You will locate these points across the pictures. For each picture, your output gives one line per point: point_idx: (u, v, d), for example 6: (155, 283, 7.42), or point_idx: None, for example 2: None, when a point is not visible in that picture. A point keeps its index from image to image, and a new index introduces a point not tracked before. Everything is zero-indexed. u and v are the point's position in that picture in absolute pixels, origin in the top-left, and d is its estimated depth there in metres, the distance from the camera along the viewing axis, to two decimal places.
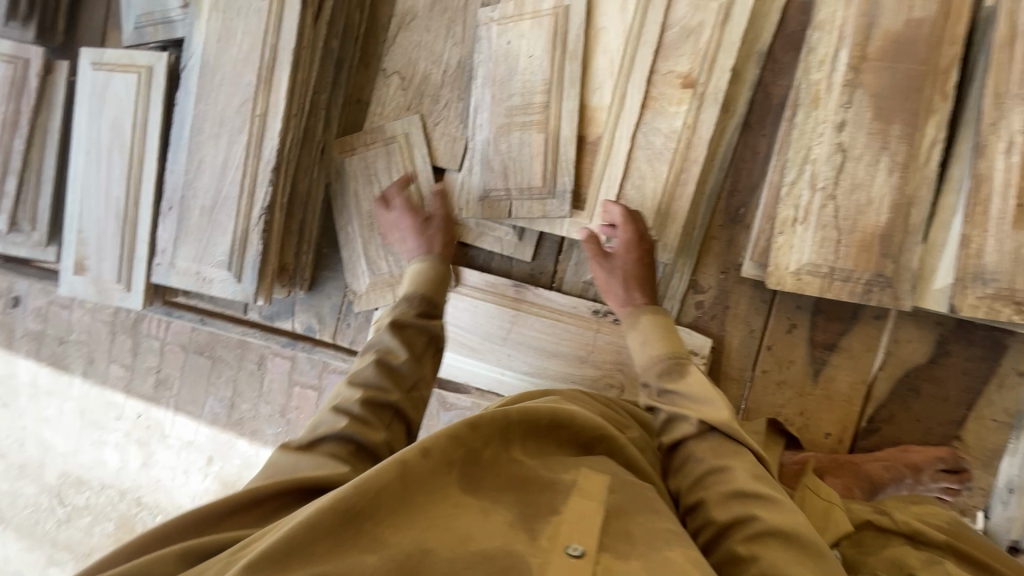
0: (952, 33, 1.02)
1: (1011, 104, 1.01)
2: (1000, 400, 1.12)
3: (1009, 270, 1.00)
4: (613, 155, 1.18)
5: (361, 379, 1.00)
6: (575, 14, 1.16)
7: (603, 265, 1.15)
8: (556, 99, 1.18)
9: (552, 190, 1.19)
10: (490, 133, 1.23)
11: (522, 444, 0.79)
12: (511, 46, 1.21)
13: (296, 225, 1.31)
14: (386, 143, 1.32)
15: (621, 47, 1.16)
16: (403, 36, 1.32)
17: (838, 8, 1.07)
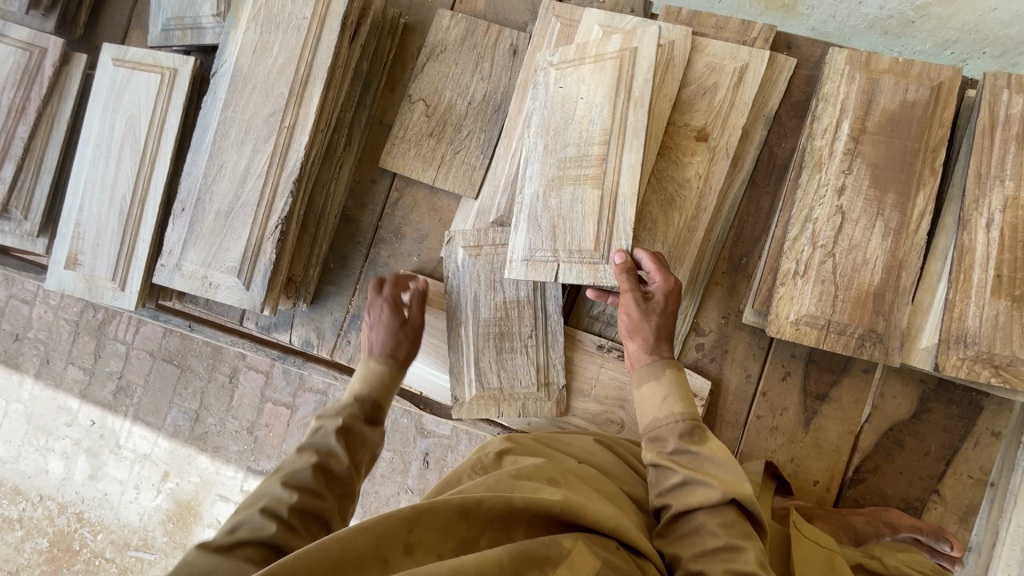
0: (940, 117, 1.13)
1: (990, 184, 1.11)
2: (976, 457, 1.19)
3: (989, 335, 1.08)
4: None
5: (294, 479, 0.90)
6: (643, 57, 1.09)
7: (634, 310, 1.05)
8: (615, 153, 1.09)
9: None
10: (540, 185, 1.15)
11: (526, 528, 0.80)
12: (566, 91, 1.15)
13: (309, 238, 1.31)
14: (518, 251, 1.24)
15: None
16: (430, 65, 1.36)
17: (842, 84, 1.17)
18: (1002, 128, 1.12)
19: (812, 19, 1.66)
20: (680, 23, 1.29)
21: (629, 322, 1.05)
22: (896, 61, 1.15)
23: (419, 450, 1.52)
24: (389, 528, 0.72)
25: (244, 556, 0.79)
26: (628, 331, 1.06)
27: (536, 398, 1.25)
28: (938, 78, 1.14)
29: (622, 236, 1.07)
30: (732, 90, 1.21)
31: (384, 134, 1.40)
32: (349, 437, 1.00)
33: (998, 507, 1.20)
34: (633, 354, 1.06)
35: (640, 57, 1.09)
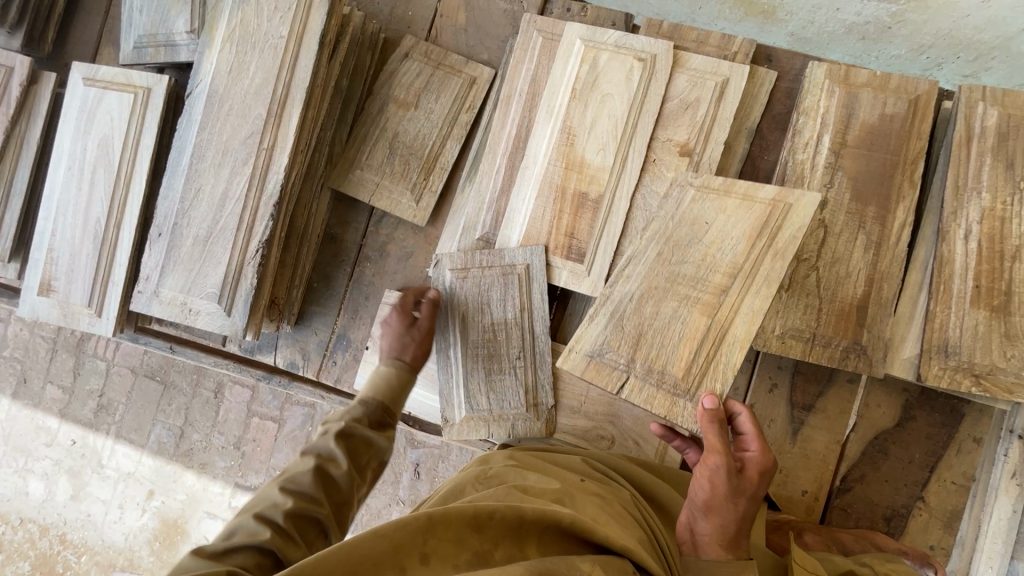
0: (918, 130, 1.15)
1: (968, 196, 1.13)
2: (960, 463, 1.21)
3: (969, 345, 1.10)
4: (613, 214, 1.22)
5: (292, 485, 0.87)
6: (795, 216, 1.04)
7: (722, 479, 0.87)
8: (738, 297, 1.05)
9: (546, 251, 1.23)
10: (639, 289, 1.11)
11: (538, 545, 0.80)
12: (701, 215, 1.10)
13: (291, 259, 1.30)
14: (502, 272, 1.24)
15: (625, 112, 1.22)
16: (416, 63, 1.33)
17: (822, 98, 1.18)
18: (978, 140, 1.14)
19: (789, 26, 1.66)
20: (661, 36, 1.29)
21: (713, 492, 0.87)
22: (874, 75, 1.17)
23: (410, 461, 1.48)
24: (408, 534, 0.73)
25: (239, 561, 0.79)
26: (706, 503, 0.88)
27: (525, 417, 1.25)
28: (916, 92, 1.15)
29: (717, 379, 1.04)
30: (713, 104, 1.21)
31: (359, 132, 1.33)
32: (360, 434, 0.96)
33: (981, 500, 1.20)
34: (704, 535, 0.88)
35: (793, 214, 1.04)
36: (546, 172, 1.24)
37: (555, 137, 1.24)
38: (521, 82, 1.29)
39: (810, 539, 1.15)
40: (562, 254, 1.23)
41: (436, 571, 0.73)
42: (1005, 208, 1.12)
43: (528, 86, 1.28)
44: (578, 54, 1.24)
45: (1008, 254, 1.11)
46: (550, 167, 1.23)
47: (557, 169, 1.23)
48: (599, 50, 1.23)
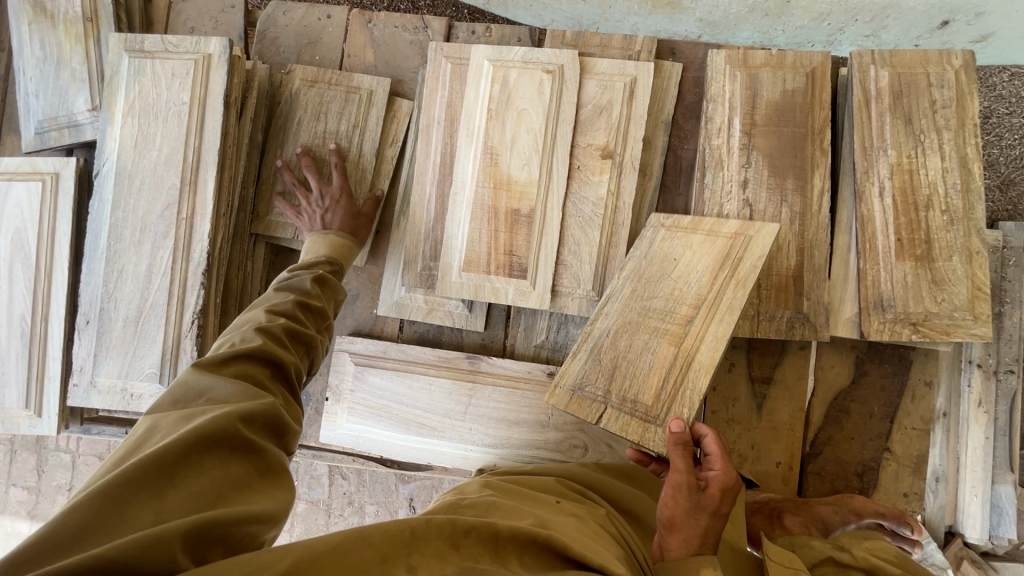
0: (820, 100, 1.20)
1: (876, 155, 1.18)
2: (916, 409, 1.25)
3: (902, 297, 1.15)
4: (547, 227, 1.23)
5: (278, 310, 0.98)
6: (757, 245, 1.06)
7: (679, 495, 0.88)
8: (702, 323, 1.05)
9: (488, 272, 1.23)
10: (614, 324, 1.12)
11: (518, 562, 0.76)
12: (671, 250, 1.13)
13: (233, 322, 1.27)
14: (348, 90, 1.32)
15: (543, 125, 1.24)
16: (326, 97, 1.30)
17: (726, 83, 1.22)
18: (876, 101, 1.19)
19: (696, 12, 1.64)
20: (566, 45, 1.32)
21: (673, 508, 0.88)
22: (770, 55, 1.22)
23: (403, 497, 1.43)
24: (393, 545, 0.69)
25: (240, 370, 0.84)
26: (668, 521, 0.88)
27: (499, 437, 1.26)
28: (811, 64, 1.21)
29: (684, 406, 1.02)
30: (626, 105, 1.23)
31: (266, 186, 1.30)
32: (315, 287, 1.07)
33: (955, 435, 1.50)
34: (672, 550, 0.86)
35: (755, 243, 1.07)
36: (476, 196, 1.24)
37: (479, 159, 1.25)
38: (438, 110, 1.29)
39: (791, 523, 1.16)
40: (506, 272, 1.23)
41: None
42: (911, 161, 1.17)
43: (445, 114, 1.29)
44: (488, 76, 1.25)
45: (922, 204, 1.16)
46: (478, 190, 1.24)
47: (486, 190, 1.24)
48: (507, 68, 1.24)
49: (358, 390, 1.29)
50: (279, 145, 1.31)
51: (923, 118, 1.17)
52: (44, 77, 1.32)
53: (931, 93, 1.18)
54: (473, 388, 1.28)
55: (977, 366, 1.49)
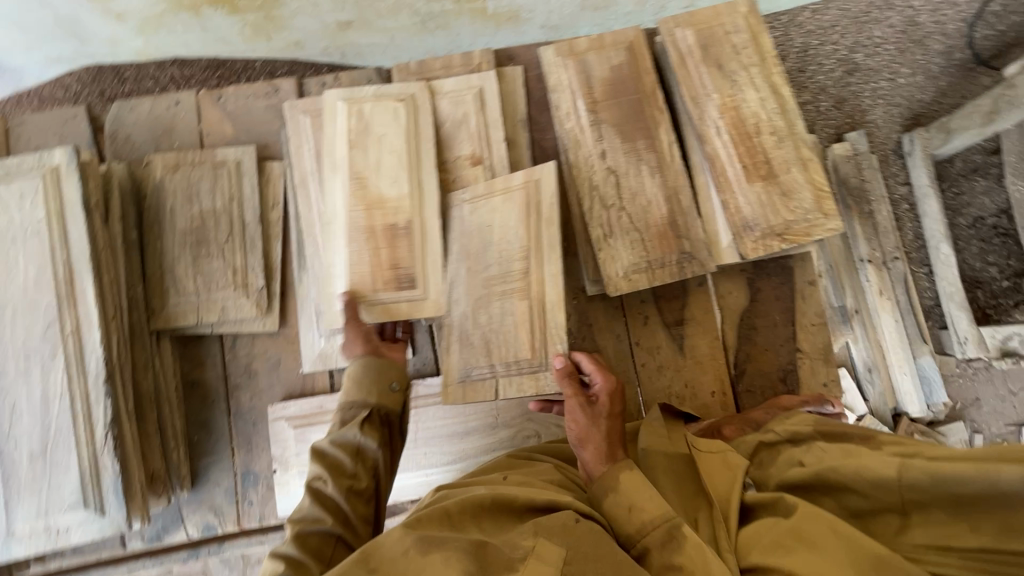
0: (644, 68, 1.35)
1: (704, 101, 1.34)
2: (810, 306, 1.38)
3: (762, 213, 1.29)
4: (427, 232, 1.25)
5: (298, 515, 0.92)
6: (545, 185, 1.17)
7: (575, 415, 1.03)
8: (536, 266, 1.15)
9: (375, 290, 1.21)
10: (468, 307, 1.22)
11: (478, 528, 0.83)
12: (483, 223, 1.23)
13: (154, 424, 1.22)
14: (215, 166, 1.33)
15: (404, 145, 1.27)
16: (193, 178, 1.31)
17: (562, 73, 1.35)
18: (689, 57, 1.36)
19: (536, 20, 1.76)
20: (413, 75, 1.40)
21: (578, 427, 1.01)
22: (590, 40, 1.36)
23: None
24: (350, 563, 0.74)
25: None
26: (577, 438, 1.01)
27: (456, 450, 1.28)
28: (628, 39, 1.36)
29: (558, 340, 1.12)
30: (480, 113, 1.33)
31: (155, 281, 1.28)
32: (327, 462, 0.98)
33: (872, 323, 1.83)
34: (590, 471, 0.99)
35: (544, 185, 1.18)
36: (348, 220, 1.25)
37: None
38: (309, 162, 1.33)
39: (729, 432, 1.25)
40: (395, 287, 1.22)
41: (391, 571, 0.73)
42: (733, 99, 1.33)
43: (317, 163, 1.32)
44: (345, 113, 1.29)
45: (753, 131, 1.32)
46: (350, 214, 1.25)
47: (359, 211, 1.24)
48: (361, 102, 1.29)
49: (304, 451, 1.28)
50: (156, 236, 1.29)
51: (731, 60, 1.34)
52: None
53: (730, 39, 1.35)
54: (416, 410, 1.30)
55: (868, 262, 1.84)
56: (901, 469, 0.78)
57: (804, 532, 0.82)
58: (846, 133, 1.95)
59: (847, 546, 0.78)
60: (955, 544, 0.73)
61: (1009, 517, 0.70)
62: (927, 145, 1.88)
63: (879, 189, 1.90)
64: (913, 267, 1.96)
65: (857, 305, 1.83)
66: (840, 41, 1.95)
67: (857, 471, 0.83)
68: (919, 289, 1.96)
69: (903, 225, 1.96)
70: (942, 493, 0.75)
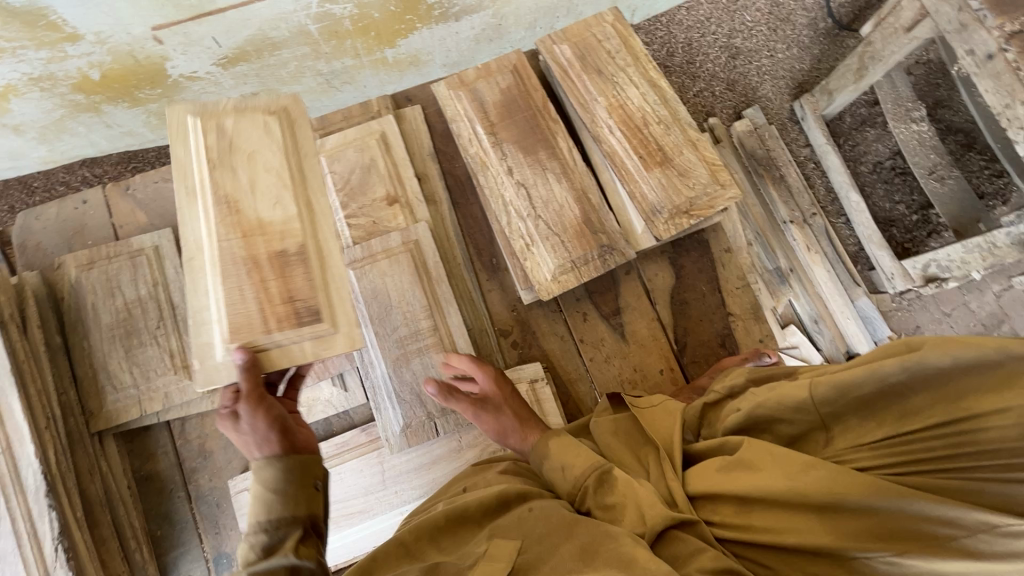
0: (532, 85, 1.44)
1: (593, 106, 1.44)
2: (731, 272, 1.47)
3: (666, 196, 1.37)
4: (327, 252, 1.05)
5: None
6: (424, 245, 1.32)
7: (485, 418, 1.17)
8: (440, 320, 1.28)
9: (267, 330, 0.98)
10: (387, 367, 1.27)
11: (434, 548, 0.91)
12: (375, 285, 1.29)
13: (109, 528, 1.18)
14: (132, 255, 1.32)
15: (283, 162, 1.04)
16: (110, 270, 1.30)
17: (457, 104, 1.42)
18: (570, 69, 1.46)
19: (436, 60, 1.84)
20: (317, 132, 1.44)
21: (491, 423, 1.15)
22: (477, 70, 1.45)
23: None
24: None
25: None
26: (495, 432, 1.16)
27: (426, 481, 1.29)
28: (513, 62, 1.45)
29: None
30: (386, 155, 1.38)
31: (88, 382, 1.25)
32: None
33: (805, 277, 1.95)
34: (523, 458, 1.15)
35: (423, 245, 1.32)
36: (221, 252, 0.99)
37: None
38: None
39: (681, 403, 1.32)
40: (293, 323, 0.99)
41: None
42: (618, 99, 1.43)
43: None
44: (198, 129, 1.02)
45: (642, 124, 1.42)
46: (222, 245, 0.99)
47: (235, 240, 1.00)
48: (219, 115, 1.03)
49: None
50: (82, 336, 1.27)
51: (609, 64, 1.45)
52: None
53: (604, 47, 1.46)
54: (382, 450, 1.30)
55: (792, 223, 1.97)
56: (811, 388, 0.87)
57: (747, 459, 0.89)
58: (743, 110, 2.12)
59: (783, 462, 0.85)
60: (867, 440, 0.83)
61: (905, 403, 0.81)
62: (816, 108, 2.07)
63: (784, 155, 2.05)
64: (833, 219, 2.11)
65: (790, 263, 1.97)
66: (718, 31, 2.12)
67: (779, 402, 0.90)
68: (842, 238, 2.10)
69: (814, 182, 2.13)
70: (849, 399, 0.84)
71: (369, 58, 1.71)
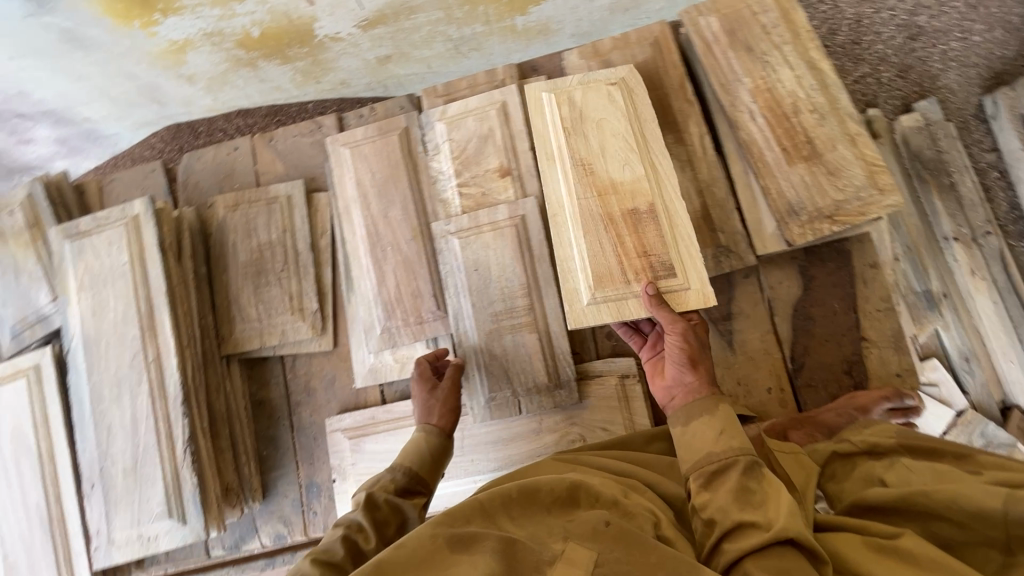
0: (670, 61, 1.33)
1: (735, 87, 1.29)
2: (874, 291, 1.27)
3: (808, 196, 1.21)
4: (675, 214, 1.10)
5: (326, 555, 0.95)
6: (530, 222, 1.29)
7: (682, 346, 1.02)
8: (538, 300, 1.26)
9: (630, 283, 1.07)
10: (480, 340, 1.27)
11: (506, 516, 0.89)
12: (477, 256, 1.29)
13: (227, 441, 1.34)
14: (269, 201, 1.45)
15: (627, 127, 1.14)
16: (250, 213, 1.44)
17: (586, 74, 1.35)
18: (715, 44, 1.31)
19: (566, 30, 1.77)
20: (440, 97, 1.46)
21: (689, 350, 1.02)
22: (614, 40, 1.36)
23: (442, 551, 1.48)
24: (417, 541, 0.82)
25: None
26: (691, 360, 1.02)
27: (505, 455, 1.31)
28: (653, 35, 1.35)
29: (565, 365, 1.26)
30: (504, 127, 1.35)
31: (223, 311, 1.40)
32: (374, 520, 1.03)
33: (962, 306, 1.64)
34: (662, 398, 1.07)
35: (528, 219, 1.29)
36: (581, 210, 1.10)
37: (399, 219, 1.37)
38: (350, 189, 1.40)
39: (797, 437, 1.19)
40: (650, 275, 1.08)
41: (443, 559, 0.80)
42: (767, 80, 1.27)
43: (357, 191, 1.39)
44: (551, 104, 1.17)
45: (791, 112, 1.25)
46: (582, 202, 1.11)
47: (592, 199, 1.11)
48: (569, 91, 1.17)
49: (360, 461, 1.35)
50: (222, 269, 1.42)
51: (759, 40, 1.29)
52: (8, 287, 1.46)
53: (759, 20, 1.30)
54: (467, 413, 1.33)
55: (956, 240, 1.67)
56: (1008, 502, 0.76)
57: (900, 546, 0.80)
58: (913, 103, 1.77)
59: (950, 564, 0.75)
60: None
61: None
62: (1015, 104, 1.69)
63: (959, 158, 1.71)
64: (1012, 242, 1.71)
65: (944, 288, 1.65)
66: (898, 6, 1.79)
67: (954, 500, 0.80)
68: None
69: (993, 196, 1.73)
70: None
71: (499, 24, 1.69)
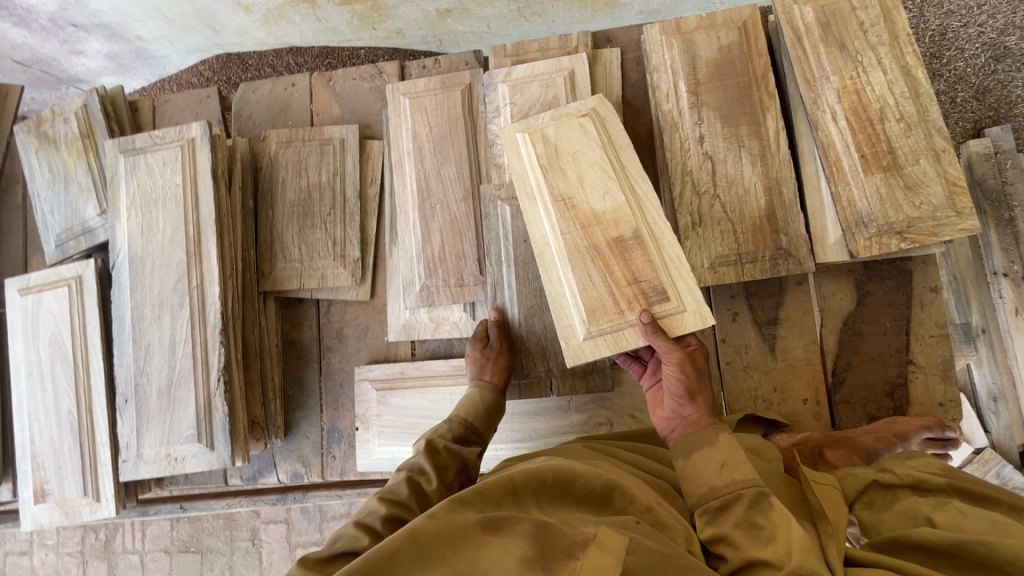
0: (755, 49, 1.27)
1: (820, 85, 1.23)
2: (930, 316, 1.23)
3: (881, 209, 1.16)
4: (666, 246, 1.08)
5: (393, 495, 0.98)
6: None
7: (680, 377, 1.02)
8: None
9: (621, 313, 1.07)
10: (521, 311, 1.26)
11: (535, 502, 0.88)
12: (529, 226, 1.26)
13: (257, 376, 1.35)
14: (322, 143, 1.43)
15: (604, 157, 1.12)
16: (302, 152, 1.42)
17: (665, 52, 1.30)
18: (806, 36, 1.25)
19: (636, 5, 1.70)
20: (508, 57, 1.40)
21: (687, 381, 1.02)
22: (700, 18, 1.29)
23: None
24: (450, 511, 0.80)
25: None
26: (688, 392, 1.02)
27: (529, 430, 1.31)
28: (741, 19, 1.28)
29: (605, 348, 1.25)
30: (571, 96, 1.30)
31: (266, 247, 1.40)
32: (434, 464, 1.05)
33: (1000, 344, 1.54)
34: (663, 430, 1.06)
35: None
36: (566, 243, 1.10)
37: (452, 178, 1.34)
38: (405, 140, 1.37)
39: (833, 457, 1.16)
40: (642, 304, 1.06)
41: (475, 532, 0.78)
42: (855, 82, 1.21)
43: (412, 143, 1.36)
44: (526, 143, 1.16)
45: (876, 118, 1.19)
46: (568, 238, 1.10)
47: (575, 233, 1.10)
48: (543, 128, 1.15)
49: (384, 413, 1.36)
50: (269, 205, 1.41)
51: (853, 38, 1.22)
52: (56, 195, 1.47)
53: (857, 16, 1.23)
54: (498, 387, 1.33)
55: (1003, 276, 1.55)
56: None
57: None
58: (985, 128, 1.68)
59: None
60: None
61: None
62: None
63: None
64: None
65: (984, 323, 1.57)
66: (988, 23, 1.69)
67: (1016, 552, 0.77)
68: None
69: None
70: None
71: None
